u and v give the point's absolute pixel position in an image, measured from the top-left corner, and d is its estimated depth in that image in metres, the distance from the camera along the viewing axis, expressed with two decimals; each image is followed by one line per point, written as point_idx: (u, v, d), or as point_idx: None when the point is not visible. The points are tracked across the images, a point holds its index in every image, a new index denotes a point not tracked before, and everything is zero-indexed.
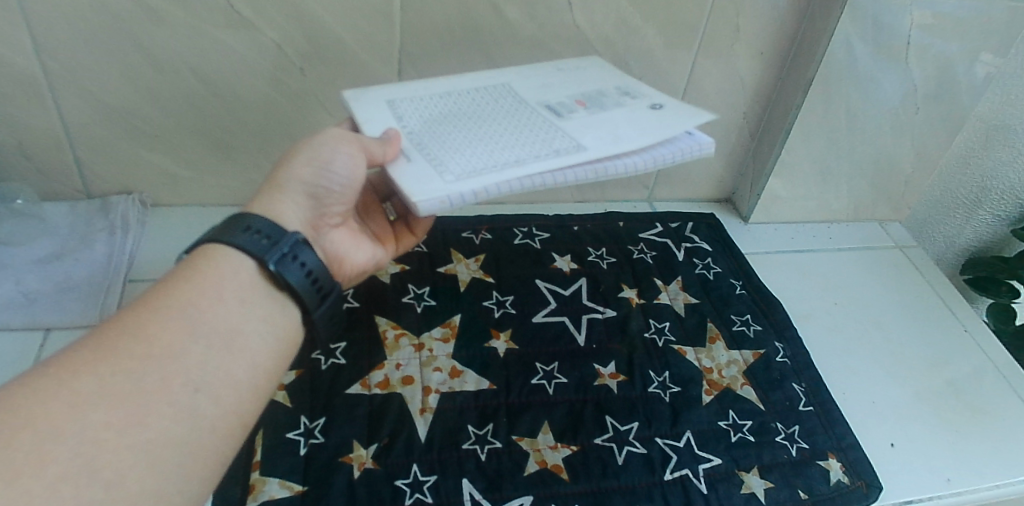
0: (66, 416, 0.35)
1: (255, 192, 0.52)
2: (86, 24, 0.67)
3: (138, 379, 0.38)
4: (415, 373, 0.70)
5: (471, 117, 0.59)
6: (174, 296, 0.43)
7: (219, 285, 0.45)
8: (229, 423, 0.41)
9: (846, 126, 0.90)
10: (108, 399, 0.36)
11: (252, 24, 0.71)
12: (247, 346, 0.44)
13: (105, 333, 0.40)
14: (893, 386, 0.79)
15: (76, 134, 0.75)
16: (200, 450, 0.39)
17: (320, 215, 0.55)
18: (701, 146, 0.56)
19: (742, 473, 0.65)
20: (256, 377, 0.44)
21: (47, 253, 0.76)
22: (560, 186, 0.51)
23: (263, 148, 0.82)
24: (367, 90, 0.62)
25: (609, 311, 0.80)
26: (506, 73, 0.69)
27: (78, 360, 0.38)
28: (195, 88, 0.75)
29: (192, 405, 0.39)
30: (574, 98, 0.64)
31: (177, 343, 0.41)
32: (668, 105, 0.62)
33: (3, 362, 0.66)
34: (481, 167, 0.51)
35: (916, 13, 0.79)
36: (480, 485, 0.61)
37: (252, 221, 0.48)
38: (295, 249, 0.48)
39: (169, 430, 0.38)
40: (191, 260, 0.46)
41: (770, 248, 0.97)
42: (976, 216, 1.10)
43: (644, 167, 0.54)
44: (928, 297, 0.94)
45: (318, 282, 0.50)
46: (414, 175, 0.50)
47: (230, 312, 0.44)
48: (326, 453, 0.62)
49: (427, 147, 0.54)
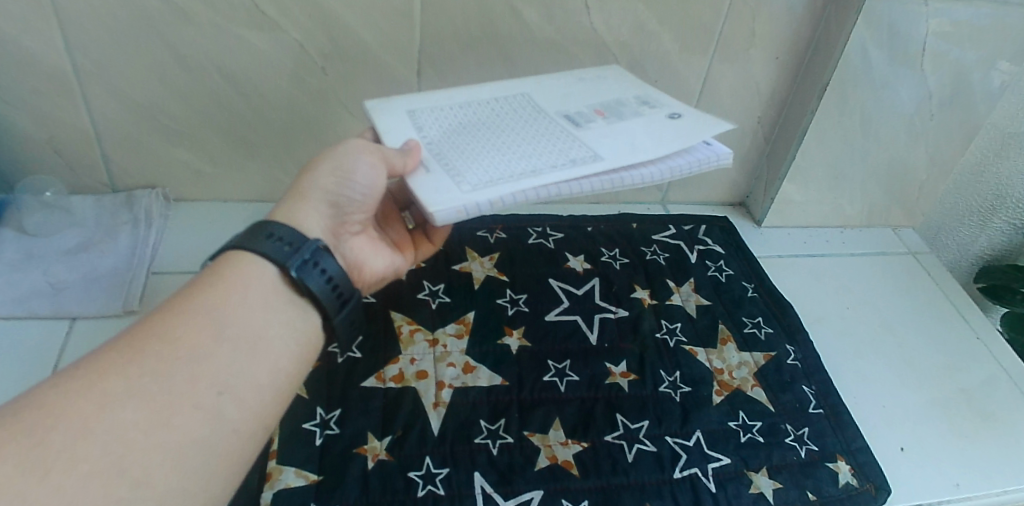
0: (99, 416, 0.37)
1: (280, 199, 0.54)
2: (115, 26, 0.69)
3: (166, 382, 0.40)
4: (429, 368, 0.72)
5: (490, 126, 0.61)
6: (199, 300, 0.44)
7: (243, 291, 0.46)
8: (251, 425, 0.43)
9: (862, 132, 0.90)
10: (138, 400, 0.38)
11: (276, 25, 0.72)
12: (270, 351, 0.46)
13: (134, 335, 0.42)
14: (905, 392, 0.80)
15: (103, 131, 0.78)
16: (225, 450, 0.41)
17: (340, 223, 0.57)
18: (716, 158, 0.57)
19: (751, 473, 0.66)
20: (279, 378, 0.46)
21: (74, 245, 0.78)
22: (576, 195, 0.53)
23: (284, 146, 0.83)
24: (388, 99, 0.64)
25: (621, 311, 0.81)
26: (526, 83, 0.70)
27: (109, 361, 0.39)
28: (220, 86, 0.76)
29: (217, 407, 0.41)
30: (593, 107, 0.65)
31: (204, 347, 0.42)
32: (687, 115, 0.63)
33: (31, 349, 0.68)
34: (498, 177, 0.52)
35: (934, 19, 0.79)
36: (491, 479, 0.62)
37: (275, 229, 0.49)
38: (316, 256, 0.49)
39: (195, 431, 0.39)
40: (217, 265, 0.47)
41: (783, 252, 0.98)
42: (991, 225, 1.09)
43: (660, 178, 0.55)
44: (940, 304, 0.94)
45: (338, 288, 0.51)
46: (433, 183, 0.52)
47: (253, 316, 0.46)
48: (341, 443, 0.63)
49: (445, 156, 0.55)
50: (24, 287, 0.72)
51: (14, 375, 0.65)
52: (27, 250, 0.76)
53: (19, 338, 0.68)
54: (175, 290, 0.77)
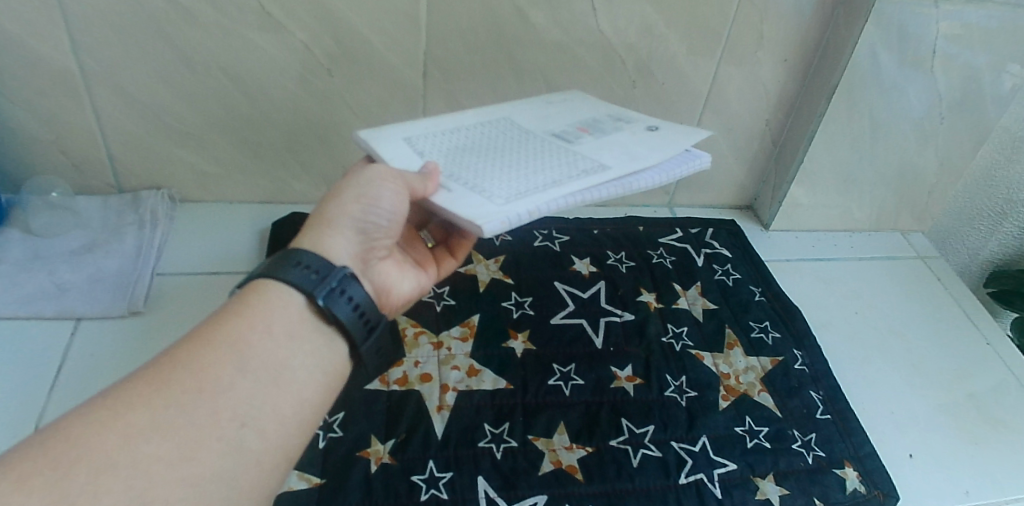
0: (122, 449, 0.36)
1: (304, 225, 0.52)
2: (125, 29, 0.70)
3: (189, 414, 0.39)
4: (433, 371, 0.71)
5: (490, 149, 0.60)
6: (225, 330, 0.43)
7: (267, 320, 0.45)
8: (273, 455, 0.42)
9: (871, 136, 0.89)
10: (164, 433, 0.37)
11: (283, 26, 0.72)
12: (294, 379, 0.44)
13: (159, 364, 0.41)
14: (915, 399, 0.79)
15: (111, 133, 0.78)
16: (245, 481, 0.40)
17: (368, 249, 0.54)
18: (705, 159, 0.58)
19: (757, 479, 0.66)
20: (303, 408, 0.45)
21: (80, 245, 0.78)
22: (600, 201, 0.52)
23: (291, 149, 0.83)
24: (378, 128, 0.62)
25: (627, 315, 0.81)
26: (503, 107, 0.69)
27: (133, 391, 0.39)
28: (227, 88, 0.76)
29: (239, 439, 0.40)
30: (574, 125, 0.66)
31: (226, 377, 0.41)
32: (664, 126, 0.65)
33: (36, 350, 0.68)
34: (524, 191, 0.52)
35: (944, 22, 0.78)
36: (495, 483, 0.61)
37: (303, 257, 0.48)
38: (343, 283, 0.48)
39: (217, 464, 0.38)
40: (244, 295, 0.46)
41: (791, 255, 0.97)
42: (1000, 230, 1.08)
43: (667, 179, 0.56)
44: (950, 309, 0.93)
45: (365, 315, 0.49)
46: (462, 203, 0.50)
47: (278, 346, 0.44)
48: (344, 446, 0.63)
49: (461, 178, 0.54)
50: (29, 287, 0.72)
51: (18, 380, 0.64)
52: (34, 251, 0.76)
53: (23, 342, 0.68)
54: (182, 292, 0.76)
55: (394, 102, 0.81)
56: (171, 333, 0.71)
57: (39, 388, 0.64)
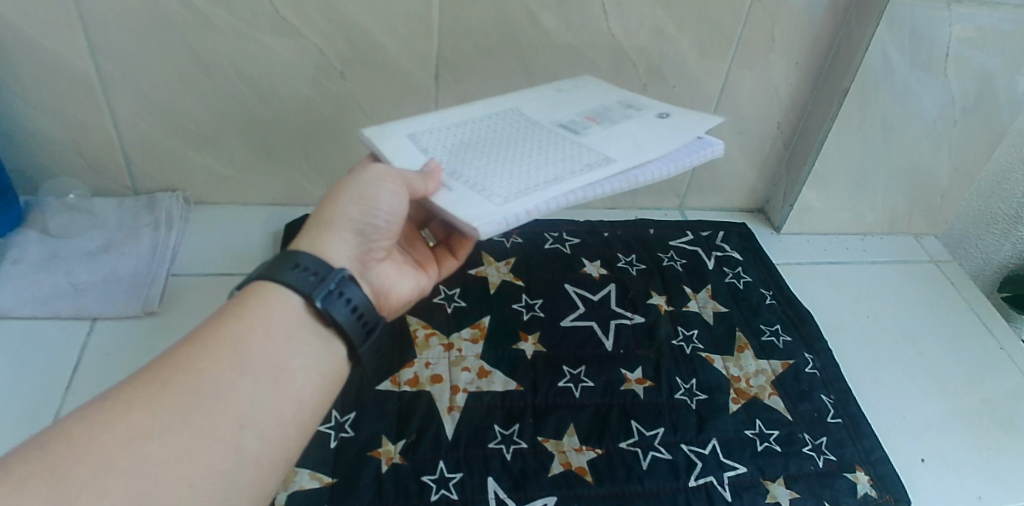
0: (123, 452, 0.36)
1: (302, 228, 0.52)
2: (141, 33, 0.71)
3: (190, 417, 0.39)
4: (444, 372, 0.72)
5: (496, 144, 0.60)
6: (224, 333, 0.44)
7: (267, 322, 0.45)
8: (272, 458, 0.43)
9: (883, 138, 0.89)
10: (163, 434, 0.38)
11: (296, 29, 0.73)
12: (293, 382, 0.45)
13: (160, 367, 0.41)
14: (926, 403, 0.78)
15: (126, 135, 0.79)
16: (245, 482, 0.41)
17: (366, 250, 0.55)
18: (715, 148, 0.58)
19: (767, 482, 0.66)
20: (303, 411, 0.45)
21: (96, 246, 0.79)
22: (601, 197, 0.53)
23: (304, 151, 0.84)
24: (385, 125, 0.62)
25: (637, 317, 0.81)
26: (512, 97, 0.69)
27: (134, 393, 0.39)
28: (240, 89, 0.77)
29: (239, 441, 0.41)
30: (584, 115, 0.66)
31: (227, 380, 0.42)
32: (674, 114, 0.65)
33: (51, 349, 0.69)
34: (525, 189, 0.52)
35: (958, 25, 0.78)
36: (505, 484, 0.62)
37: (302, 259, 0.48)
38: (341, 285, 0.48)
39: (217, 466, 0.39)
40: (242, 296, 0.47)
41: (803, 259, 0.97)
42: (1015, 233, 1.07)
43: (673, 171, 0.56)
44: (963, 312, 0.93)
45: (364, 317, 0.50)
46: (462, 202, 0.51)
47: (277, 348, 0.45)
48: (355, 446, 0.64)
49: (463, 176, 0.55)
50: (46, 287, 0.73)
51: (35, 378, 0.66)
52: (51, 252, 0.77)
53: (39, 341, 0.69)
54: (193, 293, 0.77)
55: (406, 106, 0.82)
56: (182, 334, 0.72)
57: (55, 387, 0.65)
